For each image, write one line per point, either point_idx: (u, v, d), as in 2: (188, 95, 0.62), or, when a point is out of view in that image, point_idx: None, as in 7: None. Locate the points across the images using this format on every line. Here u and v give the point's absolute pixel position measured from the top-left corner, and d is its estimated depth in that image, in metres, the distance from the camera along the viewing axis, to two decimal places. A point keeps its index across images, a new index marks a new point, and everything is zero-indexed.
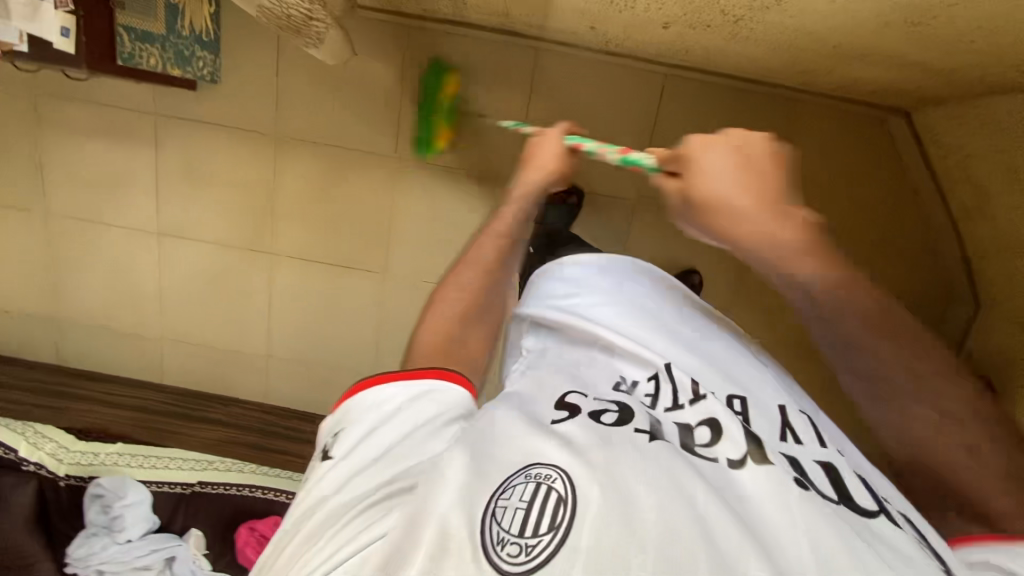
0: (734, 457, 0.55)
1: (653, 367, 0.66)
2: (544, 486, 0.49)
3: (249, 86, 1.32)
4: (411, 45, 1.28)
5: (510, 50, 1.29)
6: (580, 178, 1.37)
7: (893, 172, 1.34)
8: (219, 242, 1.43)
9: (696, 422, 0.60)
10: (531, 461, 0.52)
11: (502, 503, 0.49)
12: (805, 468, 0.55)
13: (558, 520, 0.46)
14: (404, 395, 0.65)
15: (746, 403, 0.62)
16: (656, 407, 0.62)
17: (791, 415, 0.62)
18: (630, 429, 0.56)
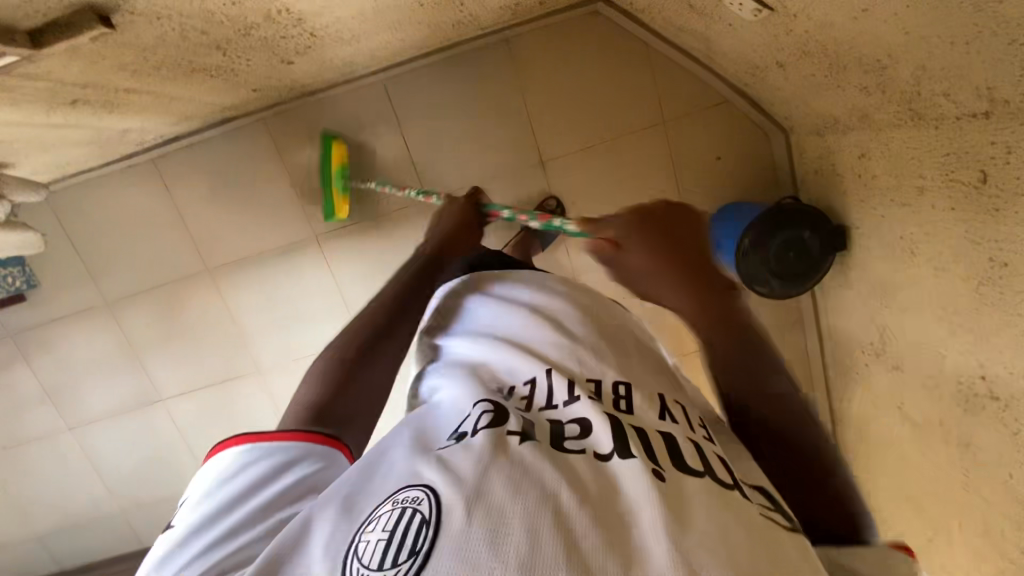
0: (601, 450, 0.50)
1: (534, 374, 0.60)
2: (409, 510, 0.44)
3: (65, 272, 1.44)
4: (168, 170, 1.38)
5: (245, 130, 1.35)
6: (369, 206, 1.40)
7: (639, 54, 1.27)
8: (114, 411, 1.57)
9: (567, 420, 0.54)
10: (401, 487, 0.48)
11: (365, 537, 0.43)
12: (654, 445, 0.50)
13: (418, 544, 0.41)
14: (256, 458, 0.56)
15: (631, 387, 0.58)
16: (533, 408, 0.57)
17: (662, 401, 0.58)
18: (502, 430, 0.51)
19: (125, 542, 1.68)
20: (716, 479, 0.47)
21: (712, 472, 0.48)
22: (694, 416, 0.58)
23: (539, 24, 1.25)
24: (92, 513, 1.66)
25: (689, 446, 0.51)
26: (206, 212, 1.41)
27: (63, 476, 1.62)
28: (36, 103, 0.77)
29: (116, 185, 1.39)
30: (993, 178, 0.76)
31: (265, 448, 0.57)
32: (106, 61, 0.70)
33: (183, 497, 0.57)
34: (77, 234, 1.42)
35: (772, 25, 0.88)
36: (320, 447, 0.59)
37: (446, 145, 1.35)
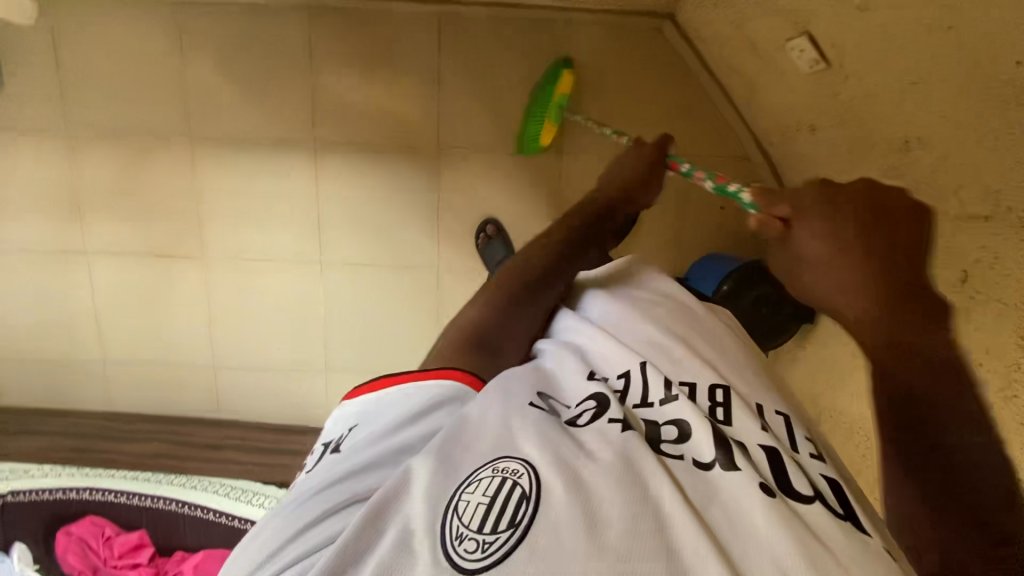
0: (702, 457, 0.53)
1: (628, 367, 0.63)
2: (509, 481, 0.47)
3: (36, 80, 1.31)
4: (187, 22, 1.29)
5: (280, 11, 1.29)
6: (378, 129, 1.35)
7: (683, 79, 1.30)
8: (26, 246, 1.41)
9: (663, 421, 0.58)
10: (499, 455, 0.50)
11: (466, 497, 0.47)
12: (759, 461, 0.53)
13: (519, 515, 0.45)
14: (400, 404, 0.58)
15: (728, 392, 0.60)
16: (630, 402, 0.60)
17: (761, 412, 0.60)
18: (603, 422, 0.55)
19: None
20: (824, 506, 0.50)
21: (819, 499, 0.51)
22: (795, 432, 0.60)
23: (590, 16, 1.26)
24: None
25: (791, 464, 0.54)
26: (212, 78, 1.32)
27: None
28: None
29: (128, 13, 1.29)
30: (973, 280, 0.80)
31: (425, 383, 0.60)
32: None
33: (332, 431, 0.61)
34: (67, 47, 1.30)
35: (824, 83, 0.92)
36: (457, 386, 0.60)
37: (476, 97, 1.32)
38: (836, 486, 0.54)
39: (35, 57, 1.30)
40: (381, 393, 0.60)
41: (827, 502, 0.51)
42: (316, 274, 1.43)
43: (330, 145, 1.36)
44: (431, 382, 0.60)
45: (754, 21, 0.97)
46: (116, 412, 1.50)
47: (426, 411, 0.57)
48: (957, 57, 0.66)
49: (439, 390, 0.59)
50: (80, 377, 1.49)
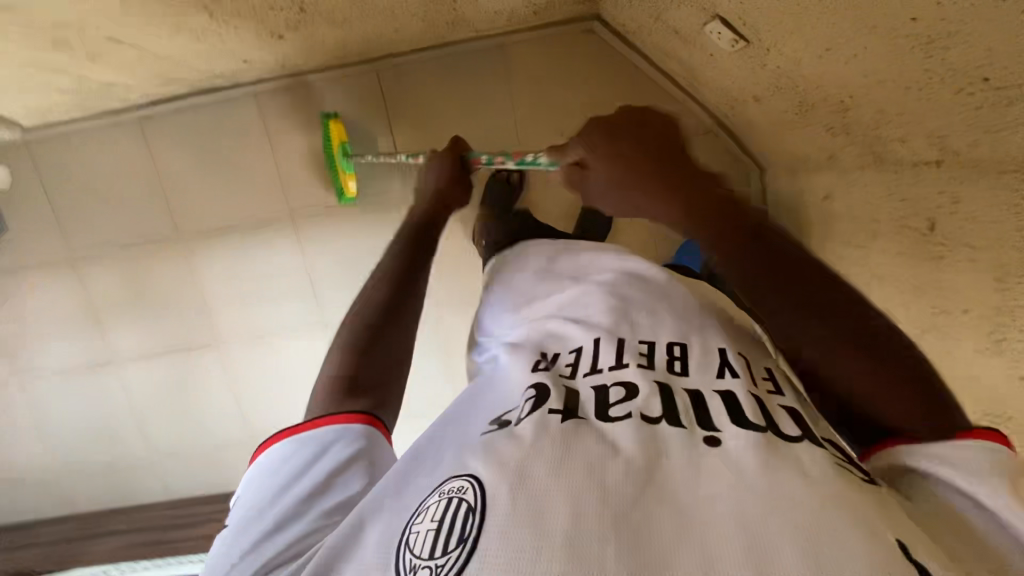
0: (649, 412, 0.56)
1: (582, 345, 0.68)
2: (455, 500, 0.49)
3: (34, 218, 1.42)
4: (152, 133, 1.37)
5: (233, 102, 1.35)
6: None
7: (627, 74, 1.29)
8: (62, 367, 1.53)
9: (614, 382, 0.60)
10: (448, 479, 0.52)
11: (416, 528, 0.48)
12: (713, 405, 0.57)
13: (466, 530, 0.45)
14: (299, 454, 0.61)
15: (684, 348, 0.66)
16: (580, 376, 0.63)
17: (724, 356, 0.64)
18: (544, 411, 0.56)
19: (52, 507, 1.61)
20: (780, 435, 0.52)
21: (773, 428, 0.53)
22: (758, 370, 0.64)
23: (520, 37, 1.27)
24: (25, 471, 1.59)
25: (746, 398, 0.57)
26: (187, 177, 1.40)
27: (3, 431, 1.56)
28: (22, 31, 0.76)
29: (100, 140, 1.38)
30: (940, 227, 0.77)
31: (321, 430, 0.63)
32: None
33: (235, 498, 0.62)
34: (52, 183, 1.40)
35: (749, 57, 0.91)
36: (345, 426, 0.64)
37: (428, 139, 1.36)
38: (797, 413, 0.57)
39: (29, 197, 1.41)
40: (271, 453, 0.62)
41: (781, 428, 0.53)
42: (322, 335, 1.50)
43: (307, 213, 1.42)
44: (354, 425, 0.64)
45: (669, 11, 0.97)
46: (174, 501, 1.60)
47: (352, 452, 0.62)
48: (855, 22, 0.65)
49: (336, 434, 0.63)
50: (138, 475, 1.60)
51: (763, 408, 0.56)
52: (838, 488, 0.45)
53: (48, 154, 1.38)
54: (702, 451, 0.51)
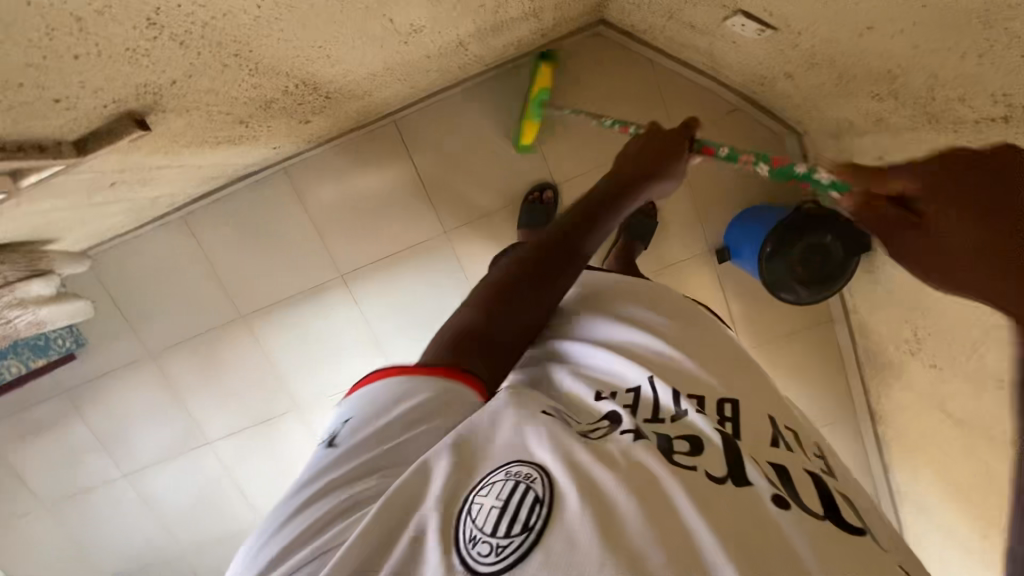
0: (714, 471, 0.46)
1: (639, 381, 0.58)
2: (523, 486, 0.43)
3: (110, 326, 1.50)
4: (199, 226, 1.43)
5: (269, 181, 1.40)
6: (389, 242, 1.43)
7: (641, 69, 1.28)
8: (160, 459, 1.60)
9: (676, 434, 0.51)
10: (512, 459, 0.46)
11: (478, 499, 0.43)
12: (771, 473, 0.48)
13: (531, 520, 0.41)
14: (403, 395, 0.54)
15: (735, 407, 0.56)
16: (641, 417, 0.54)
17: (772, 428, 0.56)
18: (616, 433, 0.50)
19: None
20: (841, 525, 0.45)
21: (833, 516, 0.46)
22: (807, 445, 0.57)
23: (528, 58, 1.29)
24: (145, 561, 1.67)
25: (804, 477, 0.49)
26: (239, 261, 1.46)
27: (119, 528, 1.64)
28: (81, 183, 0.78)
29: (154, 243, 1.44)
30: None
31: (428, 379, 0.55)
32: (145, 147, 0.72)
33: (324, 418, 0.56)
34: (121, 291, 1.47)
35: (777, 41, 0.89)
36: (455, 387, 0.55)
37: (458, 176, 1.37)
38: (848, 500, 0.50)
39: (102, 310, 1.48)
40: (373, 388, 0.55)
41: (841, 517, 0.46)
42: None
43: (357, 272, 1.45)
44: (458, 386, 0.55)
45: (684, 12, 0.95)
46: None
47: (418, 400, 0.53)
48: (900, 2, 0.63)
49: (450, 391, 0.55)
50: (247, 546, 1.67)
51: (823, 488, 0.49)
52: (882, 562, 0.43)
53: (110, 267, 1.45)
54: (771, 514, 0.43)
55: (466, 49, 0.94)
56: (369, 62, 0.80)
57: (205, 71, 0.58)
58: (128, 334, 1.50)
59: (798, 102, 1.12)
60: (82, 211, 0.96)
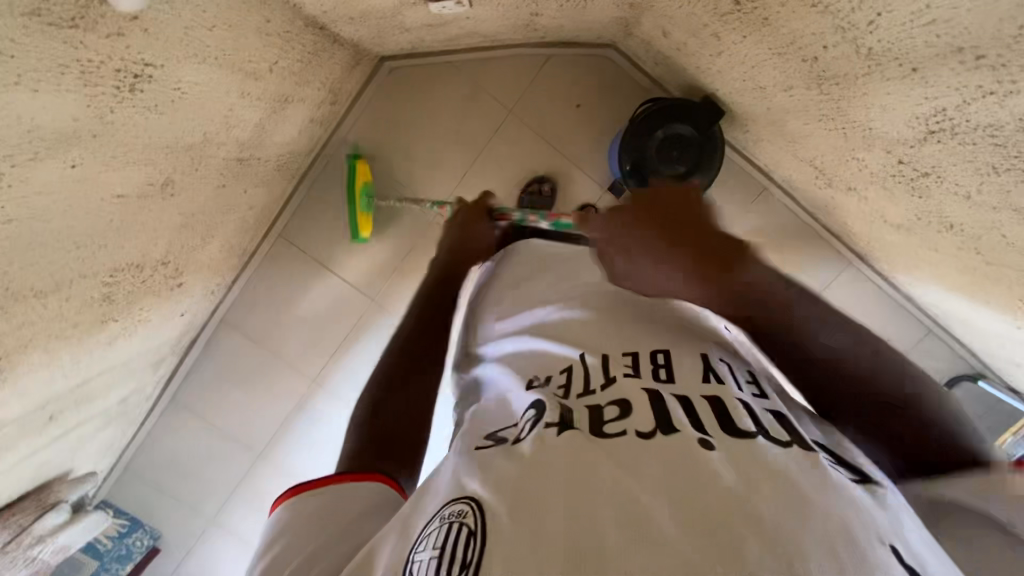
0: (643, 428, 0.49)
1: (568, 362, 0.64)
2: (455, 523, 0.42)
3: (168, 519, 1.58)
4: (188, 400, 1.52)
5: (215, 337, 1.48)
6: (335, 335, 1.49)
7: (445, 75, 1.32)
8: None
9: (605, 402, 0.54)
10: (448, 501, 0.45)
11: (417, 554, 0.41)
12: (699, 411, 0.51)
13: (467, 555, 0.39)
14: (326, 504, 0.55)
15: (667, 353, 0.61)
16: (572, 395, 0.57)
17: (704, 359, 0.60)
18: (541, 427, 0.51)
19: None
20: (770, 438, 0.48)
21: (761, 429, 0.49)
22: (741, 376, 0.60)
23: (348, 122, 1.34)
24: None
25: (701, 404, 0.52)
26: (229, 418, 1.55)
27: None
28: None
29: (162, 434, 1.55)
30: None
31: (347, 486, 0.57)
32: (13, 384, 0.81)
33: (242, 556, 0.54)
34: (161, 483, 1.57)
35: (485, 1, 0.89)
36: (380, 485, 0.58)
37: (354, 250, 1.43)
38: (784, 416, 0.53)
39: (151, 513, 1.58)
40: (292, 503, 0.55)
41: (773, 431, 0.49)
42: None
43: (321, 375, 1.51)
44: (378, 484, 0.58)
45: (408, 23, 0.98)
46: None
47: (337, 506, 0.54)
48: None
49: (370, 496, 0.56)
50: None
51: (754, 416, 0.51)
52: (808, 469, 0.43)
53: (138, 474, 1.56)
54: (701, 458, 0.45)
55: (252, 159, 1.02)
56: (160, 223, 0.89)
57: None
58: (181, 523, 1.59)
59: (576, 28, 1.10)
60: (52, 446, 1.10)
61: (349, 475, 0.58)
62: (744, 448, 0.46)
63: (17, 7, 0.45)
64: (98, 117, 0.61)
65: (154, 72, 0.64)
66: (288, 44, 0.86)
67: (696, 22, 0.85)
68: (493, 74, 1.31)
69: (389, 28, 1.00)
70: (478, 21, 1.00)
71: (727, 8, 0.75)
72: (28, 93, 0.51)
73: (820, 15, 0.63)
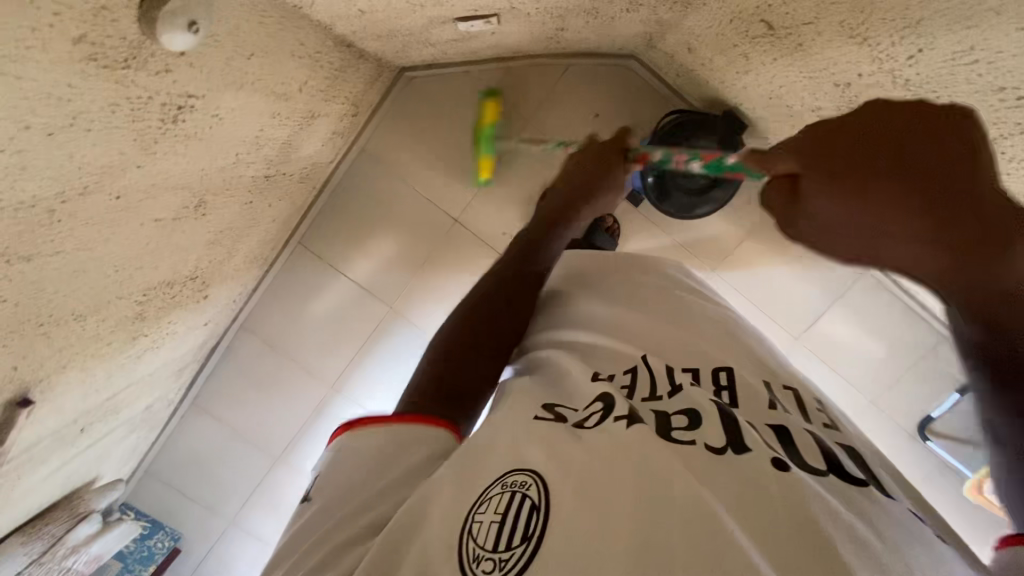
0: (713, 443, 0.47)
1: (633, 362, 0.58)
2: (519, 494, 0.43)
3: (190, 520, 1.60)
4: (209, 404, 1.54)
5: (235, 342, 1.49)
6: (353, 340, 1.50)
7: (465, 85, 1.33)
8: None
9: (672, 410, 0.51)
10: (511, 468, 0.46)
11: (478, 518, 0.42)
12: (771, 441, 0.48)
13: (532, 529, 0.40)
14: (380, 448, 0.53)
15: (732, 372, 0.57)
16: (637, 397, 0.54)
17: (768, 390, 0.55)
18: (609, 420, 0.49)
19: None
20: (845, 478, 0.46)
21: (836, 470, 0.46)
22: (809, 404, 0.57)
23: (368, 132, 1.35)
24: None
25: (765, 430, 0.50)
26: (248, 421, 1.56)
27: None
28: (33, 452, 0.89)
29: (182, 437, 1.56)
30: (776, 22, 0.72)
31: (401, 430, 0.54)
32: (50, 403, 0.82)
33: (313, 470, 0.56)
34: (182, 484, 1.59)
35: (514, 19, 0.89)
36: (432, 431, 0.55)
37: (372, 256, 1.43)
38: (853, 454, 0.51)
39: (171, 514, 1.60)
40: (349, 440, 0.55)
41: (846, 469, 0.47)
42: None
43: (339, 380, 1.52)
44: (435, 429, 0.55)
45: (434, 39, 0.98)
46: None
47: (389, 450, 0.53)
48: None
49: (426, 441, 0.54)
50: None
51: (824, 450, 0.49)
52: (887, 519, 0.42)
53: (159, 476, 1.58)
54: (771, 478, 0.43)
55: (279, 174, 1.02)
56: (192, 241, 0.90)
57: (34, 345, 0.69)
58: (202, 524, 1.61)
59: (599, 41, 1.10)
60: (81, 456, 1.12)
61: (403, 414, 0.56)
62: (820, 487, 0.43)
63: (79, 56, 0.46)
64: (143, 149, 0.62)
65: (195, 102, 0.64)
66: (317, 64, 0.87)
67: (725, 42, 0.85)
68: (513, 83, 1.31)
69: (414, 44, 1.00)
70: (503, 36, 1.00)
71: (760, 31, 0.76)
72: (82, 134, 0.52)
73: (858, 45, 0.64)
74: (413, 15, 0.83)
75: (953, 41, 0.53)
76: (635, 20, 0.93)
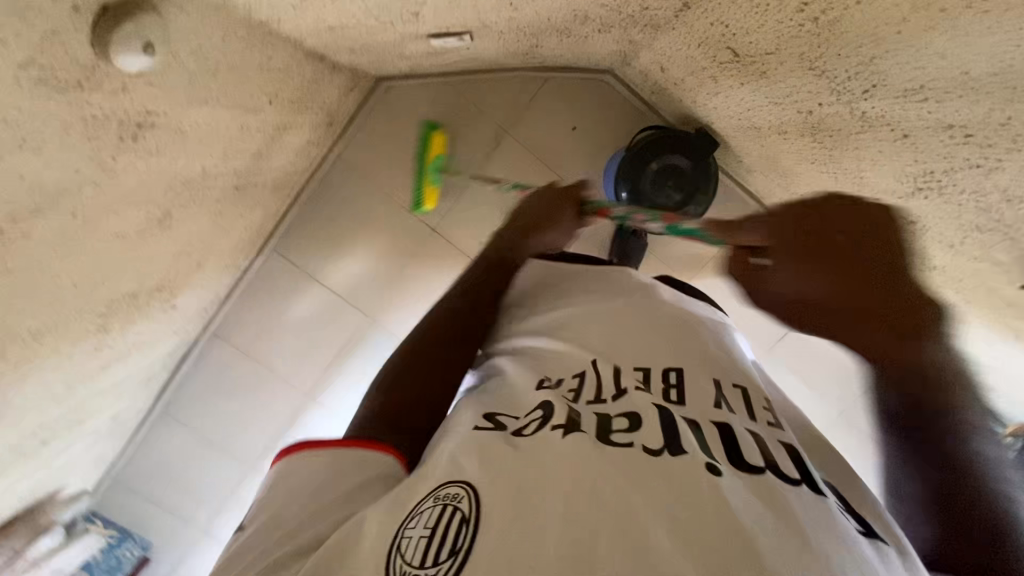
0: (651, 444, 0.46)
1: (583, 366, 0.57)
2: (448, 507, 0.42)
3: (159, 528, 1.58)
4: (178, 412, 1.51)
5: (205, 350, 1.47)
6: (327, 347, 1.49)
7: (443, 96, 1.33)
8: None
9: (614, 412, 0.50)
10: (444, 481, 0.45)
11: (408, 532, 0.42)
12: (712, 438, 0.48)
13: (458, 544, 0.40)
14: (316, 474, 0.51)
15: (681, 372, 0.56)
16: (582, 400, 0.53)
17: (717, 385, 0.55)
18: (546, 429, 0.48)
19: None
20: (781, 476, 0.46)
21: (773, 466, 0.47)
22: (756, 402, 0.56)
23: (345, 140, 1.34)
24: None
25: (710, 426, 0.49)
26: (219, 430, 1.54)
27: None
28: None
29: (151, 446, 1.53)
30: (741, 51, 0.74)
31: (343, 456, 0.53)
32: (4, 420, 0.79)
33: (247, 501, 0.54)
34: (151, 493, 1.56)
35: (487, 36, 0.89)
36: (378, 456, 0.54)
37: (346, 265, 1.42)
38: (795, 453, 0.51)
39: (140, 524, 1.57)
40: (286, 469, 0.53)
41: (783, 468, 0.47)
42: None
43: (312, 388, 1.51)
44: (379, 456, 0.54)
45: (408, 52, 0.98)
46: None
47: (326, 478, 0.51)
48: None
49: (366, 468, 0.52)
50: None
51: (765, 452, 0.48)
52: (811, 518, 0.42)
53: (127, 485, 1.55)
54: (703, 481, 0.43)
55: (249, 185, 1.01)
56: (156, 254, 0.88)
57: None
58: (171, 533, 1.58)
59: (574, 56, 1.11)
60: (42, 468, 1.09)
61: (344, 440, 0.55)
62: (750, 486, 0.43)
63: (29, 78, 0.45)
64: (100, 166, 0.60)
65: (156, 119, 0.63)
66: (287, 77, 0.86)
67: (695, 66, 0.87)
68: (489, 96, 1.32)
69: (388, 56, 1.00)
70: (478, 50, 1.00)
71: (726, 59, 0.78)
72: (34, 155, 0.50)
73: (817, 78, 0.66)
74: (385, 31, 0.83)
75: (906, 79, 0.56)
76: (608, 39, 0.94)
